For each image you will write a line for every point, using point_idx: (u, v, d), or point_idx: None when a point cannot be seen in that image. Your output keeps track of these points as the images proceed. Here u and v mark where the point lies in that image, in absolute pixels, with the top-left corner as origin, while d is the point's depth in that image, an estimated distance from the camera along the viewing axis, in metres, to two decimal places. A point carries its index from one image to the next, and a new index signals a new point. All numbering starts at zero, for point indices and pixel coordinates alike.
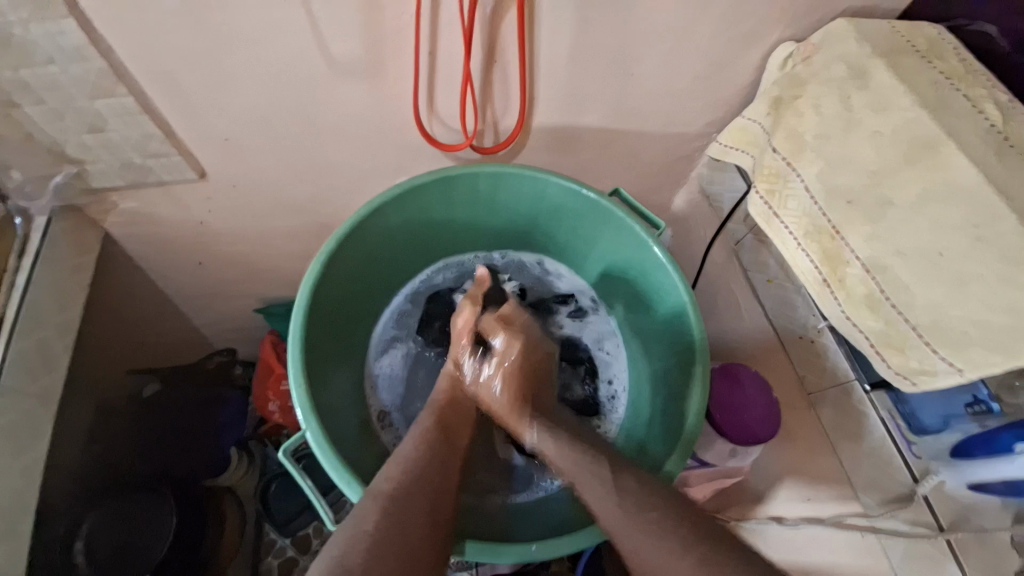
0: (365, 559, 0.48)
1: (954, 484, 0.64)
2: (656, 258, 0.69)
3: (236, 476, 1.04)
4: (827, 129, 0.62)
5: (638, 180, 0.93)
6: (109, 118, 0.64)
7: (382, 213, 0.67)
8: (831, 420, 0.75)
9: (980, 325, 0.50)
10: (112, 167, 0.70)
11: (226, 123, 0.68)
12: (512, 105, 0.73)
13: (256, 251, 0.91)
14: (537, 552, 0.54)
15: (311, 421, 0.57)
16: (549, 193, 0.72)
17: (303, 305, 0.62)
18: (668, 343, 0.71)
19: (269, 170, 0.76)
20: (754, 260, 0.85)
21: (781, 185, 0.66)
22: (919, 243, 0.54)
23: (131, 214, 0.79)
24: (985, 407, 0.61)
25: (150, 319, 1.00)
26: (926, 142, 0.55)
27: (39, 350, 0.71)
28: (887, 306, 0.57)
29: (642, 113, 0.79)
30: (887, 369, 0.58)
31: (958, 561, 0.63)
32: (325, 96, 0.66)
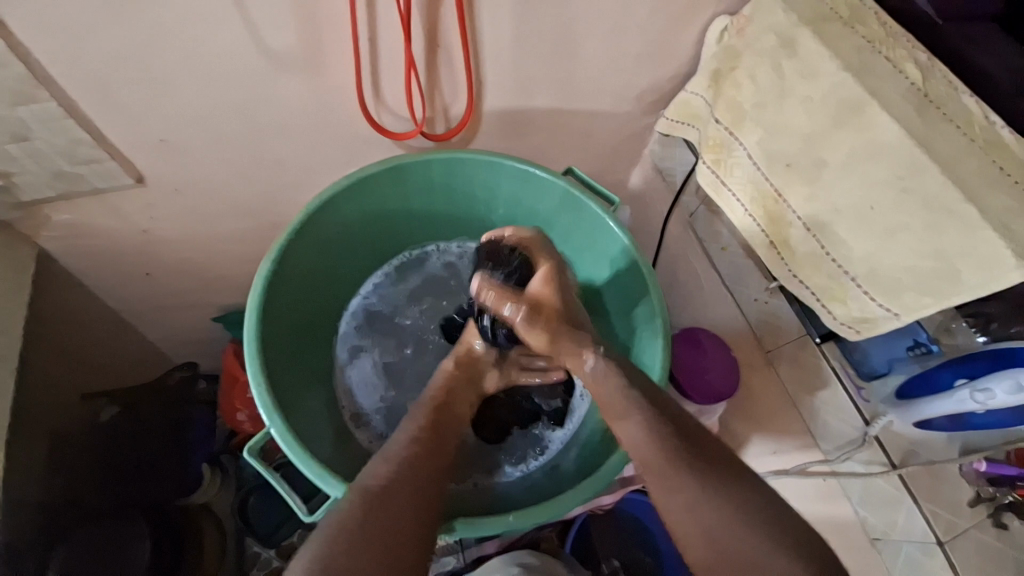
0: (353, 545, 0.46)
1: (901, 424, 0.67)
2: (612, 232, 0.70)
3: (210, 492, 1.00)
4: (763, 97, 0.64)
5: (592, 161, 0.95)
6: (33, 125, 0.60)
7: (334, 207, 0.66)
8: (788, 374, 0.79)
9: (911, 270, 0.54)
10: (41, 177, 0.66)
11: (163, 124, 0.65)
12: (460, 91, 0.73)
13: (209, 257, 0.88)
14: (516, 521, 0.57)
15: (274, 418, 0.57)
16: (503, 177, 0.72)
17: (257, 307, 0.61)
18: (632, 316, 0.72)
19: (214, 172, 0.73)
20: (708, 230, 0.88)
21: (725, 154, 0.69)
22: (853, 199, 0.57)
23: (67, 227, 0.75)
24: (926, 349, 0.64)
25: (101, 339, 0.96)
26: (853, 104, 0.57)
27: None
28: (828, 261, 0.60)
29: (589, 92, 0.80)
30: (833, 322, 0.62)
31: (912, 496, 0.67)
32: (266, 90, 0.64)
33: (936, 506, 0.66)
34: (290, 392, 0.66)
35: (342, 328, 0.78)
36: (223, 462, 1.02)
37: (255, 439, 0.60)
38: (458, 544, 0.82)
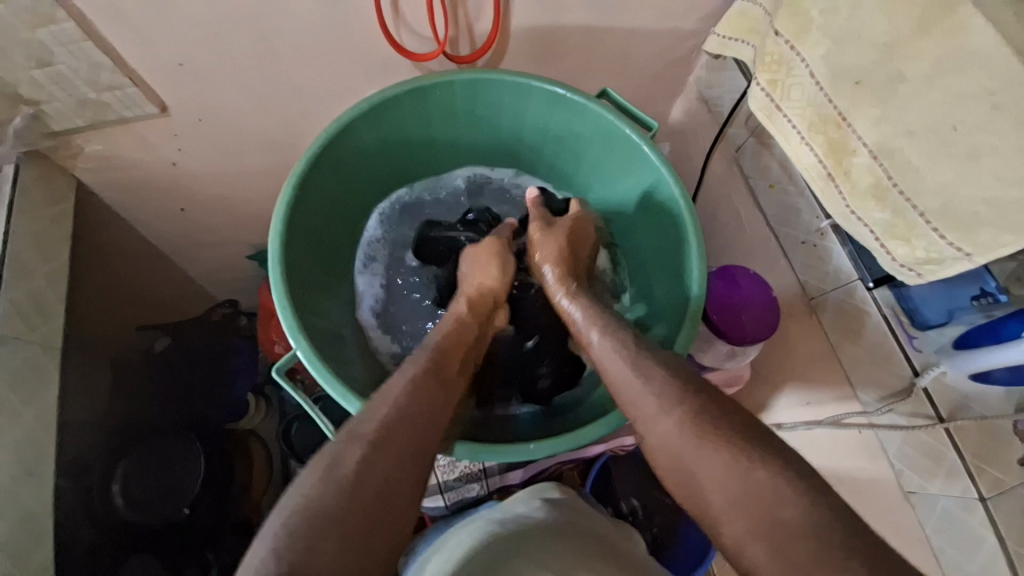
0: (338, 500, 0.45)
1: (956, 376, 0.62)
2: (649, 160, 0.65)
3: (256, 419, 1.07)
4: (835, 1, 0.54)
5: (631, 89, 0.87)
6: (54, 48, 0.59)
7: (353, 130, 0.64)
8: (832, 323, 0.74)
9: (993, 203, 0.47)
10: (68, 105, 0.66)
11: (180, 47, 0.63)
12: (485, 3, 0.66)
13: (238, 193, 0.88)
14: (537, 450, 0.58)
15: (300, 339, 0.57)
16: (532, 101, 0.67)
17: (279, 230, 0.60)
18: (668, 246, 0.68)
19: (233, 100, 0.71)
20: (755, 165, 0.80)
21: (783, 73, 0.61)
22: (932, 119, 0.49)
23: (100, 158, 0.75)
24: (993, 299, 0.58)
25: (145, 274, 1.00)
26: (943, 1, 0.47)
27: (31, 301, 0.70)
28: (894, 194, 0.54)
29: (628, 6, 0.72)
30: (892, 263, 0.57)
31: (956, 450, 0.63)
32: (281, 8, 0.61)
33: (982, 462, 0.61)
34: (318, 320, 0.67)
35: (366, 232, 0.77)
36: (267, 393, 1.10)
37: (282, 358, 0.62)
38: (482, 472, 0.80)
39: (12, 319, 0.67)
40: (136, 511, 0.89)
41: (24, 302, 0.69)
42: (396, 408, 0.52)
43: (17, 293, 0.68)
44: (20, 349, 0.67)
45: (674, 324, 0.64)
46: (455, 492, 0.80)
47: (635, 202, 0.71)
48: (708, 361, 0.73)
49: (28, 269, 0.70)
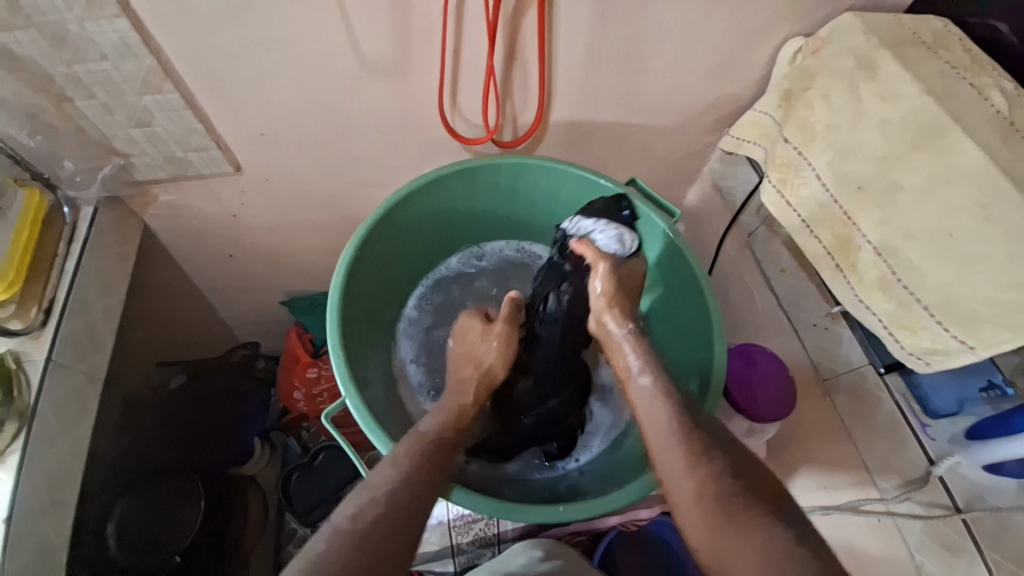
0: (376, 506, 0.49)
1: (969, 467, 0.64)
2: (673, 243, 0.71)
3: (259, 464, 1.09)
4: (837, 119, 0.63)
5: (652, 175, 0.96)
6: (155, 112, 0.68)
7: (410, 201, 0.72)
8: (845, 406, 0.76)
9: (990, 302, 0.52)
10: (155, 160, 0.75)
11: (262, 119, 0.72)
12: (530, 100, 0.76)
13: (285, 245, 0.95)
14: (564, 512, 0.59)
15: (350, 389, 0.61)
16: (567, 184, 0.75)
17: (338, 287, 0.66)
18: (692, 322, 0.72)
19: (299, 165, 0.80)
20: (767, 251, 0.87)
21: (792, 174, 0.67)
22: (929, 226, 0.55)
23: (170, 207, 0.83)
24: (999, 392, 0.61)
25: (181, 312, 1.05)
26: (934, 128, 0.56)
27: (85, 331, 0.74)
28: (898, 287, 0.58)
29: (653, 108, 0.82)
30: (900, 351, 0.59)
31: (973, 540, 0.64)
32: (354, 93, 0.70)
33: (1000, 555, 0.62)
34: (364, 375, 0.70)
35: (407, 307, 0.83)
36: (272, 438, 1.13)
37: (332, 406, 0.65)
38: (494, 537, 0.79)
39: (65, 347, 0.71)
40: (128, 556, 0.86)
41: (80, 332, 0.73)
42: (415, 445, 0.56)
43: (75, 323, 0.72)
44: (69, 377, 0.70)
45: (699, 390, 0.67)
46: (464, 558, 0.78)
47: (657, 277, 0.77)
48: (727, 436, 0.74)
49: (89, 302, 0.75)
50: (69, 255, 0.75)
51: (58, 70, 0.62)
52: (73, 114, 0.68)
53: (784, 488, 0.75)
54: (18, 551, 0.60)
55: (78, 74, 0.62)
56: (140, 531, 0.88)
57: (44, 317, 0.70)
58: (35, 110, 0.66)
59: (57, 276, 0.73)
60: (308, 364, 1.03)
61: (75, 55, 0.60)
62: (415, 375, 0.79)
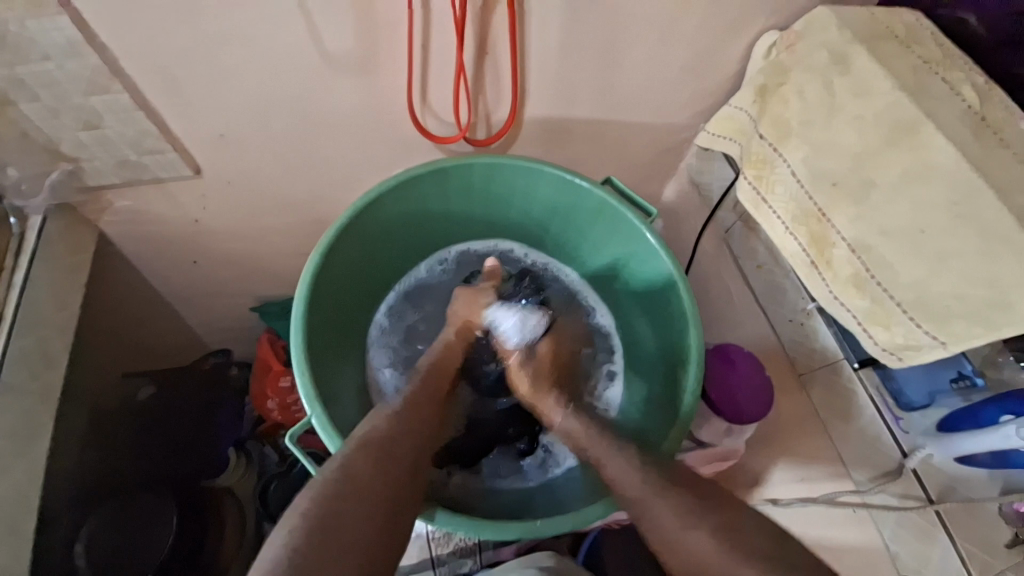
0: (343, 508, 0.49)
1: (941, 458, 0.65)
2: (649, 243, 0.70)
3: (234, 476, 1.02)
4: (811, 115, 0.63)
5: (628, 172, 0.95)
6: (105, 114, 0.64)
7: (379, 204, 0.69)
8: (821, 399, 0.77)
9: (961, 298, 0.52)
10: (107, 164, 0.70)
11: (224, 119, 0.69)
12: (504, 97, 0.74)
13: (254, 249, 0.92)
14: (542, 527, 0.58)
15: (315, 407, 0.59)
16: (541, 184, 0.73)
17: (303, 297, 0.63)
18: (670, 325, 0.72)
19: (265, 167, 0.77)
20: (744, 247, 0.87)
21: (768, 170, 0.67)
22: (903, 222, 0.56)
23: (128, 213, 0.79)
24: (969, 382, 0.62)
25: (145, 321, 1.01)
26: (907, 124, 0.56)
27: (38, 349, 0.69)
28: (872, 284, 0.58)
29: (629, 105, 0.81)
30: (875, 347, 0.59)
31: (946, 531, 0.65)
32: (320, 92, 0.67)
33: (973, 545, 0.63)
34: (333, 393, 0.68)
35: (378, 315, 0.81)
36: (248, 449, 1.05)
37: (295, 427, 0.63)
38: (478, 546, 0.78)
39: (16, 368, 0.67)
40: (98, 574, 0.82)
41: (33, 350, 0.69)
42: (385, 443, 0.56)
43: (26, 342, 0.68)
44: (19, 398, 0.66)
45: (678, 396, 0.67)
46: (446, 569, 0.77)
47: (634, 279, 0.76)
48: (707, 437, 0.73)
49: (41, 316, 0.70)
50: (18, 267, 0.71)
51: None
52: (13, 118, 0.63)
53: (764, 482, 0.75)
54: None
55: (19, 75, 0.58)
56: (109, 545, 0.85)
57: None
58: None
59: (4, 291, 0.70)
60: (281, 372, 1.00)
61: (14, 55, 0.56)
62: (388, 384, 0.77)
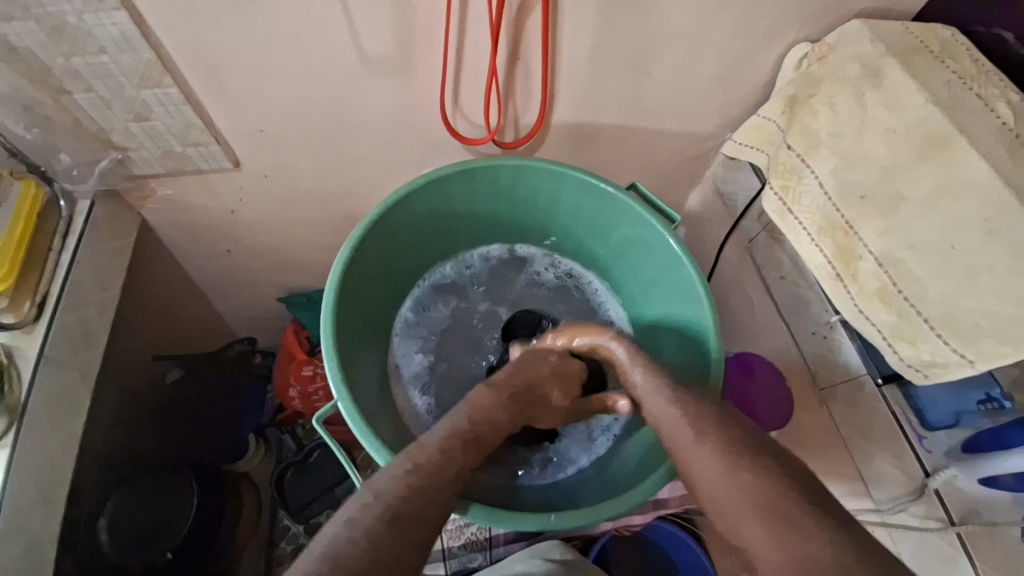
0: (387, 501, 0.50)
1: (965, 481, 0.63)
2: (672, 249, 0.71)
3: (253, 462, 1.10)
4: (841, 127, 0.63)
5: (653, 179, 0.95)
6: (154, 107, 0.68)
7: (409, 200, 0.71)
8: (842, 415, 0.75)
9: (991, 317, 0.51)
10: (153, 155, 0.74)
11: (262, 115, 0.71)
12: (532, 101, 0.76)
13: (283, 241, 0.95)
14: (557, 521, 0.58)
15: (342, 391, 0.61)
16: (567, 187, 0.74)
17: (334, 287, 0.65)
18: (688, 331, 0.72)
19: (299, 162, 0.80)
20: (767, 257, 0.86)
21: (795, 181, 0.67)
22: (932, 237, 0.55)
23: (169, 201, 0.83)
24: (998, 405, 0.62)
25: (177, 306, 1.05)
26: (939, 138, 0.56)
27: (79, 326, 0.73)
28: (899, 299, 0.57)
29: (656, 112, 0.81)
30: (898, 362, 0.58)
31: (968, 556, 0.62)
32: (355, 91, 0.70)
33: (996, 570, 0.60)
34: (358, 383, 0.69)
35: (402, 306, 0.83)
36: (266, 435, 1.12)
37: (323, 408, 0.64)
38: (487, 541, 0.79)
39: (58, 343, 0.70)
40: (120, 550, 0.85)
41: (74, 327, 0.72)
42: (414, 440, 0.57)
43: (68, 319, 0.71)
44: (60, 372, 0.70)
45: None
46: (457, 561, 0.78)
47: (654, 283, 0.77)
48: None
49: (84, 295, 0.74)
50: (65, 249, 0.74)
51: (56, 62, 0.61)
52: (71, 107, 0.67)
53: None
54: (7, 549, 0.59)
55: (77, 66, 0.62)
56: (131, 524, 0.87)
57: (37, 312, 0.69)
58: (33, 102, 0.65)
59: (51, 270, 0.72)
60: (305, 361, 1.03)
61: (73, 47, 0.60)
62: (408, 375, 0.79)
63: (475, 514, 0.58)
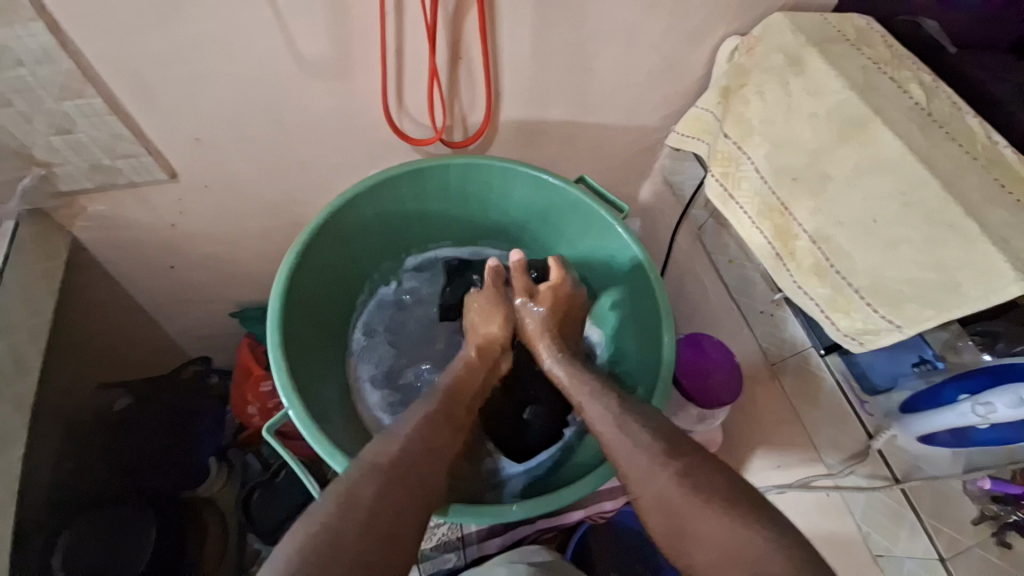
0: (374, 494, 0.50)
1: (904, 439, 0.67)
2: (621, 238, 0.72)
3: (215, 486, 1.02)
4: (771, 113, 0.66)
5: (603, 172, 0.97)
6: (77, 119, 0.64)
7: (356, 203, 0.70)
8: (793, 387, 0.79)
9: (913, 282, 0.55)
10: (80, 169, 0.70)
11: (199, 123, 0.69)
12: (478, 99, 0.76)
13: (232, 254, 0.91)
14: (519, 511, 0.58)
15: (292, 400, 0.59)
16: (517, 183, 0.75)
17: (280, 294, 0.63)
18: (643, 320, 0.74)
19: (242, 171, 0.77)
20: (716, 242, 0.89)
21: (733, 167, 0.70)
22: (857, 213, 0.58)
23: (102, 218, 0.78)
24: (931, 366, 0.63)
25: (120, 328, 0.99)
26: (858, 120, 0.59)
27: (10, 356, 0.68)
28: (832, 273, 0.60)
29: (600, 107, 0.83)
30: (836, 333, 0.62)
31: (914, 510, 0.67)
32: (297, 96, 0.69)
33: (939, 523, 0.65)
34: (312, 395, 0.68)
35: (362, 316, 0.83)
36: (229, 458, 1.05)
37: (274, 419, 0.63)
38: (460, 541, 0.80)
39: None
40: None
41: (4, 357, 0.67)
42: (405, 440, 0.56)
43: None
44: None
45: (651, 387, 0.68)
46: (431, 564, 0.79)
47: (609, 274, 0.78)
48: (680, 424, 0.75)
49: (13, 323, 0.69)
50: None
51: None
52: None
53: (741, 470, 0.78)
54: None
55: None
56: (86, 558, 0.83)
57: None
58: None
59: None
60: (263, 377, 0.99)
61: None
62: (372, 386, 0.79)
63: (456, 514, 0.58)
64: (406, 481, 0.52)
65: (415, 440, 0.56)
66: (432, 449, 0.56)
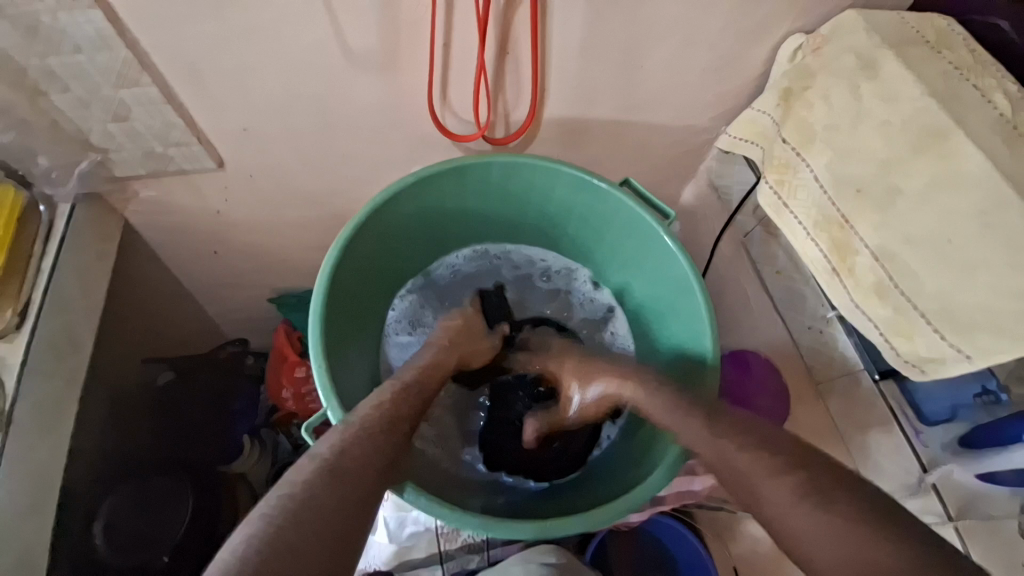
0: (357, 434, 0.56)
1: (963, 475, 0.64)
2: (668, 248, 0.70)
3: (250, 462, 1.05)
4: (836, 120, 0.62)
5: (645, 173, 0.94)
6: (133, 107, 0.65)
7: (398, 200, 0.69)
8: (839, 409, 0.73)
9: (988, 312, 0.51)
10: (134, 155, 0.72)
11: (246, 112, 0.69)
12: (523, 96, 0.74)
13: (272, 242, 0.93)
14: (554, 527, 0.57)
15: (331, 401, 0.60)
16: (561, 185, 0.73)
17: (321, 290, 0.64)
18: (681, 335, 0.71)
19: (286, 162, 0.78)
20: (763, 253, 0.85)
21: (790, 175, 0.66)
22: (929, 232, 0.54)
23: (153, 203, 0.81)
24: (994, 398, 0.61)
25: (166, 306, 1.03)
26: (936, 130, 0.55)
27: (64, 332, 0.70)
28: (895, 294, 0.56)
29: (648, 106, 0.80)
30: (896, 358, 0.58)
31: (965, 549, 0.62)
32: (344, 89, 0.68)
33: (989, 563, 0.61)
34: (349, 392, 0.69)
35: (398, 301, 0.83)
36: (262, 436, 1.07)
37: (313, 418, 0.62)
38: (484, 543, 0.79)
39: (42, 349, 0.67)
40: (116, 552, 0.84)
41: (58, 332, 0.69)
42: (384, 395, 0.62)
43: (53, 324, 0.69)
44: (46, 381, 0.67)
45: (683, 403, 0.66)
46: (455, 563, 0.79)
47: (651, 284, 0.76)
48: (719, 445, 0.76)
49: (69, 301, 0.72)
50: (46, 254, 0.72)
51: (31, 62, 0.59)
52: (46, 108, 0.64)
53: None
54: None
55: (52, 66, 0.60)
56: (128, 522, 0.86)
57: (19, 320, 0.67)
58: (6, 104, 0.63)
59: (30, 277, 0.70)
60: (297, 363, 1.02)
61: (48, 46, 0.57)
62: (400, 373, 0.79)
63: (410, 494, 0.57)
64: (384, 425, 0.58)
65: (388, 392, 0.63)
66: (412, 405, 0.63)
